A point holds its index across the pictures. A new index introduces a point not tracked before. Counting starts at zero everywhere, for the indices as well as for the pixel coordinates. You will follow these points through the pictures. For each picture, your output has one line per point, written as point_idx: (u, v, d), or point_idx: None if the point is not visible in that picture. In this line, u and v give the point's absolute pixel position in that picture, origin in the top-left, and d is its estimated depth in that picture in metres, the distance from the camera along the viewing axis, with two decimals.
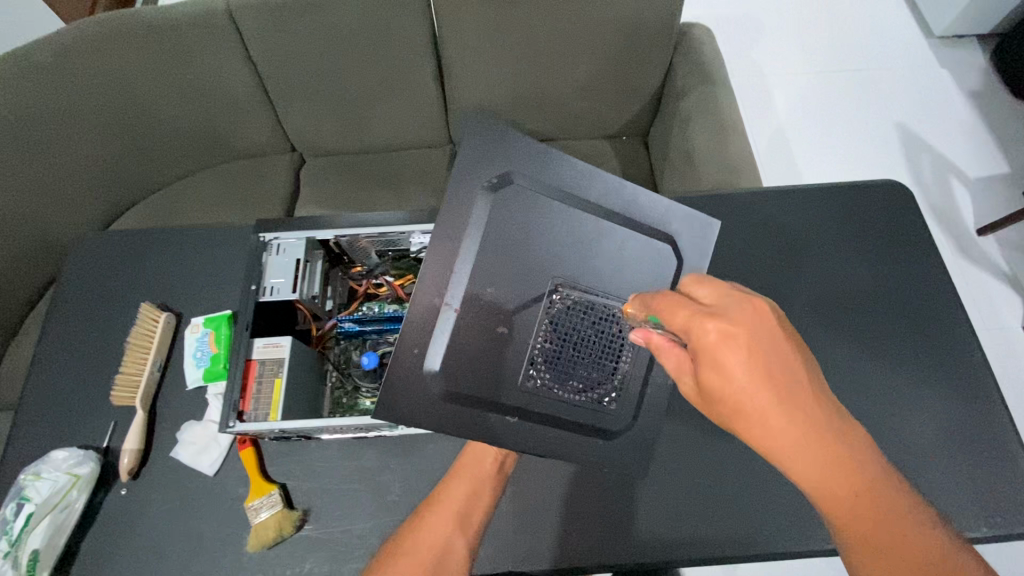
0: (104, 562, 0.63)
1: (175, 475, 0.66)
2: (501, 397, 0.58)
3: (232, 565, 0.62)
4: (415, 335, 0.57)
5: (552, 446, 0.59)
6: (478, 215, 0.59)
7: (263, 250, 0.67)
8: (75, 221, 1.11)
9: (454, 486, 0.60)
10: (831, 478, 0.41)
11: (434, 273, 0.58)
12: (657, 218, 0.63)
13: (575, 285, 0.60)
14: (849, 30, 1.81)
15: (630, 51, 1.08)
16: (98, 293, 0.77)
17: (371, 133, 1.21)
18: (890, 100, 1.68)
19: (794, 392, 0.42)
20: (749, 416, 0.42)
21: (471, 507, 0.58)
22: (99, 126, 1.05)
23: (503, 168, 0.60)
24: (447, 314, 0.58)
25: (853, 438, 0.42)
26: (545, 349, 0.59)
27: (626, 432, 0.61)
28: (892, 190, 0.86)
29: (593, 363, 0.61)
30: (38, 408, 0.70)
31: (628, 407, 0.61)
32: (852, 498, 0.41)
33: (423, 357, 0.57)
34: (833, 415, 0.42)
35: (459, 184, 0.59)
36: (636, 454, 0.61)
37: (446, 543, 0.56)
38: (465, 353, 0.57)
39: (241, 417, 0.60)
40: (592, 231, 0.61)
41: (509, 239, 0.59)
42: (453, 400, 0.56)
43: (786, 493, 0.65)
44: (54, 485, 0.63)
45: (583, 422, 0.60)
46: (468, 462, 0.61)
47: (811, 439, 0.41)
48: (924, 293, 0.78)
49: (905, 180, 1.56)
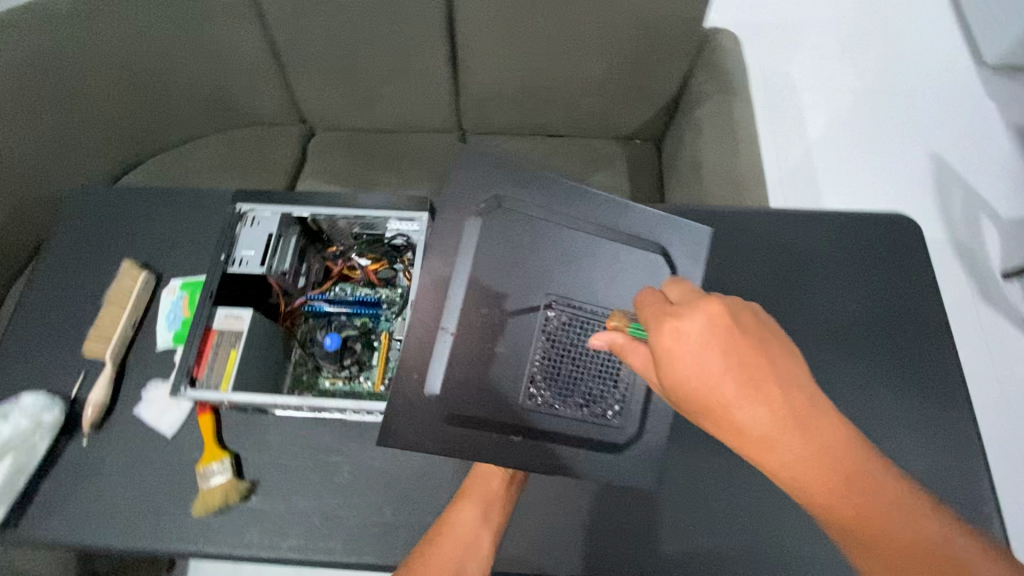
0: (56, 507, 0.64)
1: (134, 432, 0.68)
2: (504, 417, 0.58)
3: (176, 525, 0.63)
4: (412, 360, 0.57)
5: (557, 466, 0.58)
6: (469, 237, 0.59)
7: (238, 221, 0.67)
8: (88, 171, 1.12)
9: (463, 508, 0.59)
10: (802, 471, 0.39)
11: (428, 299, 0.58)
12: (648, 229, 0.62)
13: (571, 302, 0.60)
14: (894, 49, 1.72)
15: (649, 52, 1.05)
16: (86, 246, 0.79)
17: (381, 112, 1.20)
18: (927, 128, 1.61)
19: (760, 382, 0.40)
20: (713, 410, 0.41)
21: (483, 530, 0.58)
22: (115, 80, 1.06)
23: (491, 191, 0.60)
24: (444, 339, 0.58)
25: (827, 426, 0.39)
26: (544, 367, 0.59)
27: (633, 446, 0.60)
28: (901, 225, 0.81)
29: (594, 377, 0.60)
30: (18, 352, 0.73)
31: (632, 419, 0.60)
32: (842, 496, 0.38)
33: (422, 382, 0.57)
34: (811, 401, 0.39)
35: (449, 209, 0.59)
36: (647, 470, 0.59)
37: (460, 569, 0.55)
38: (463, 376, 0.57)
39: (193, 384, 0.61)
40: (581, 247, 0.61)
41: (499, 256, 0.59)
42: (456, 422, 0.57)
43: (734, 524, 0.64)
44: (17, 428, 0.64)
45: (589, 440, 0.60)
46: (476, 483, 0.61)
47: (784, 428, 0.39)
48: (918, 335, 0.75)
49: (932, 212, 1.49)
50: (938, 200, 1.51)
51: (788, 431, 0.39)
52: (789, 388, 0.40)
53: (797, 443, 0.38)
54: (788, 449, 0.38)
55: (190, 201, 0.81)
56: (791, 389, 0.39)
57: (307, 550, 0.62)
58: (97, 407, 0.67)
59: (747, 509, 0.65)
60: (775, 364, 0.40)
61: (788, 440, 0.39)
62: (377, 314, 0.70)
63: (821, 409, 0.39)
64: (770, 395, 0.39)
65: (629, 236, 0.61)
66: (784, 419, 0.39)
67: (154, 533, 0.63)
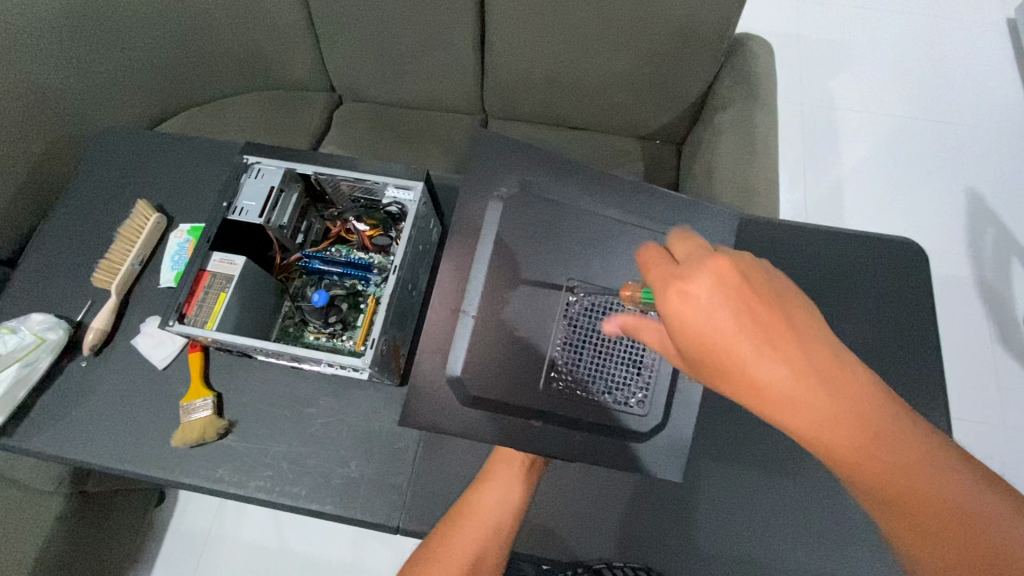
0: (49, 421, 0.69)
1: (129, 361, 0.72)
2: (526, 402, 0.59)
3: (155, 452, 0.67)
4: (434, 340, 0.59)
5: (578, 452, 0.60)
6: (492, 223, 0.61)
7: (244, 171, 0.70)
8: (125, 115, 1.16)
9: (484, 491, 0.60)
10: (837, 440, 0.37)
11: (452, 284, 0.60)
12: (672, 219, 0.63)
13: (594, 288, 0.60)
14: (945, 78, 1.65)
15: (678, 55, 1.02)
16: (108, 183, 0.83)
17: (406, 88, 1.22)
18: (969, 162, 1.54)
19: (782, 338, 0.37)
20: (736, 377, 0.38)
21: (504, 514, 0.58)
22: (156, 31, 1.09)
23: (512, 178, 0.61)
24: (465, 322, 0.59)
25: (858, 384, 0.37)
26: (566, 353, 0.59)
27: (655, 435, 0.60)
28: (909, 252, 0.79)
29: (618, 364, 0.60)
30: (34, 274, 0.78)
31: (655, 408, 0.60)
32: (869, 455, 0.37)
33: (445, 363, 0.59)
34: (832, 356, 0.37)
35: (471, 194, 0.61)
36: (669, 462, 0.60)
37: (482, 546, 0.56)
38: (484, 359, 0.59)
39: (182, 319, 0.64)
40: (604, 235, 0.61)
41: (523, 242, 0.60)
42: (477, 404, 0.59)
43: (686, 521, 0.67)
44: (20, 343, 0.69)
45: (607, 427, 0.60)
46: (498, 465, 0.62)
47: (810, 387, 0.36)
48: (909, 364, 0.73)
49: (959, 249, 1.44)
50: (968, 238, 1.45)
51: (814, 391, 0.36)
52: (806, 343, 0.37)
53: (823, 400, 0.36)
54: (811, 408, 0.36)
55: (207, 149, 0.84)
56: (810, 343, 0.37)
57: (272, 492, 0.65)
58: (98, 333, 0.71)
59: (701, 507, 0.67)
60: (790, 318, 0.38)
61: (815, 403, 0.36)
62: (367, 277, 0.72)
63: (841, 362, 0.37)
64: (789, 351, 0.37)
65: (619, 226, 0.62)
66: (807, 375, 0.37)
67: (134, 456, 0.67)
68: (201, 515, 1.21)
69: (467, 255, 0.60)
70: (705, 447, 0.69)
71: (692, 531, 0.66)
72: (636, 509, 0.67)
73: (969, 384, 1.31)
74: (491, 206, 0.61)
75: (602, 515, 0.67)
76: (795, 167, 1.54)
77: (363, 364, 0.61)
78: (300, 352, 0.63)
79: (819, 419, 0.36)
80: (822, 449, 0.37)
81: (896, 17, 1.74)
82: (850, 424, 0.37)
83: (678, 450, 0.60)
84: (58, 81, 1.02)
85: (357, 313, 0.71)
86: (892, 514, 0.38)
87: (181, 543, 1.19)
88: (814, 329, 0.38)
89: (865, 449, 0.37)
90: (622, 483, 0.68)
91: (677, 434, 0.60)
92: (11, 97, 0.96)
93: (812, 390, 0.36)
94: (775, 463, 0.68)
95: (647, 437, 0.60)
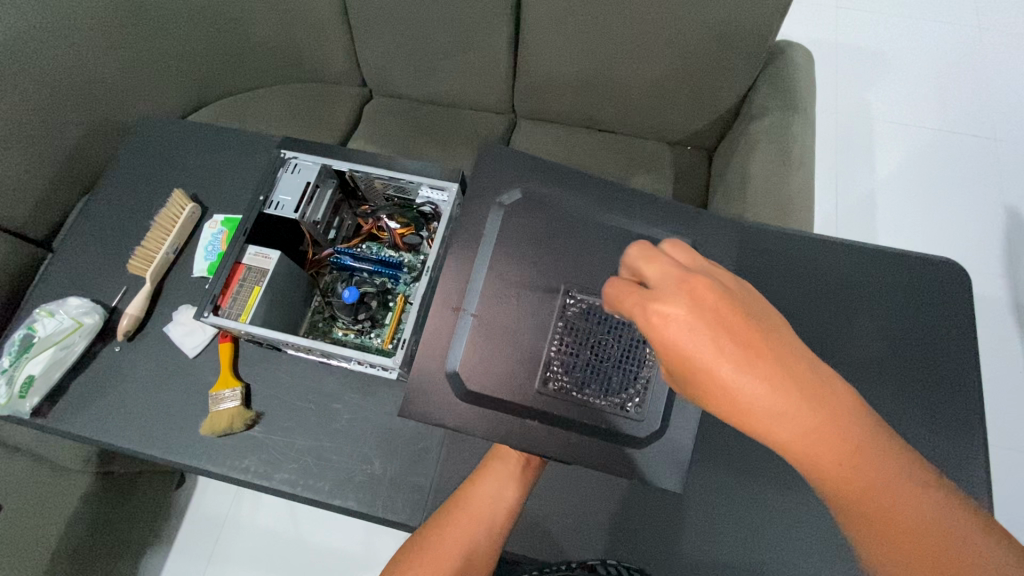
0: (83, 405, 0.70)
1: (164, 349, 0.73)
2: (522, 402, 0.57)
3: (184, 441, 0.68)
4: (432, 338, 0.58)
5: (584, 459, 0.57)
6: (490, 228, 0.60)
7: (282, 166, 0.71)
8: (160, 105, 1.19)
9: (479, 486, 0.60)
10: (824, 454, 0.36)
11: (456, 280, 0.59)
12: (687, 225, 0.61)
13: (592, 290, 0.59)
14: (989, 92, 1.60)
15: (714, 61, 0.99)
16: (144, 171, 0.85)
17: (435, 86, 1.22)
18: (1008, 178, 1.50)
19: (766, 355, 0.35)
20: (725, 404, 0.36)
21: (498, 507, 0.58)
22: (192, 20, 1.10)
23: (529, 182, 0.61)
24: (463, 320, 0.58)
25: (840, 398, 0.36)
26: (562, 354, 0.58)
27: (658, 447, 0.57)
28: (942, 270, 0.77)
29: (615, 367, 0.58)
30: (71, 261, 0.79)
31: (652, 414, 0.57)
32: (849, 467, 0.36)
33: (442, 360, 0.58)
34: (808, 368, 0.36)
35: (485, 194, 0.61)
36: (670, 473, 0.57)
37: (471, 544, 0.56)
38: (487, 357, 0.58)
39: (217, 311, 0.65)
40: (628, 241, 0.60)
41: (544, 246, 0.60)
42: (474, 401, 0.57)
43: (705, 536, 0.65)
44: (60, 325, 0.71)
45: (601, 430, 0.57)
46: (494, 461, 0.61)
47: (796, 401, 0.35)
48: (941, 386, 0.71)
49: (994, 267, 1.40)
50: (1004, 260, 1.41)
51: (800, 405, 0.35)
52: (784, 357, 0.36)
53: (804, 413, 0.35)
54: (798, 422, 0.35)
55: (240, 143, 0.85)
56: (785, 354, 0.36)
57: (297, 485, 0.65)
58: (132, 320, 0.72)
59: (725, 525, 0.65)
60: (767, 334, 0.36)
61: (803, 418, 0.35)
62: (397, 276, 0.72)
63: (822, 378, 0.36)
64: (769, 365, 0.35)
65: (655, 237, 0.61)
66: (787, 390, 0.35)
67: (163, 442, 0.68)
68: (218, 499, 1.23)
69: (475, 255, 0.60)
70: (731, 467, 0.67)
71: (715, 550, 0.65)
72: (657, 522, 0.66)
73: (998, 410, 1.27)
74: (512, 208, 0.61)
75: (625, 527, 0.66)
76: (826, 177, 1.51)
77: (393, 363, 0.63)
78: (329, 348, 0.64)
79: (805, 432, 0.35)
80: (807, 462, 0.37)
81: (938, 27, 1.70)
82: (830, 435, 0.36)
83: (679, 464, 0.57)
84: (97, 69, 1.03)
85: (386, 312, 0.71)
86: (873, 537, 0.37)
87: (199, 527, 1.21)
88: (789, 346, 0.37)
89: (846, 458, 0.36)
90: (645, 497, 0.67)
91: (681, 440, 0.57)
92: (49, 80, 0.98)
93: (793, 403, 0.35)
94: (805, 484, 0.66)
95: (663, 446, 0.57)
